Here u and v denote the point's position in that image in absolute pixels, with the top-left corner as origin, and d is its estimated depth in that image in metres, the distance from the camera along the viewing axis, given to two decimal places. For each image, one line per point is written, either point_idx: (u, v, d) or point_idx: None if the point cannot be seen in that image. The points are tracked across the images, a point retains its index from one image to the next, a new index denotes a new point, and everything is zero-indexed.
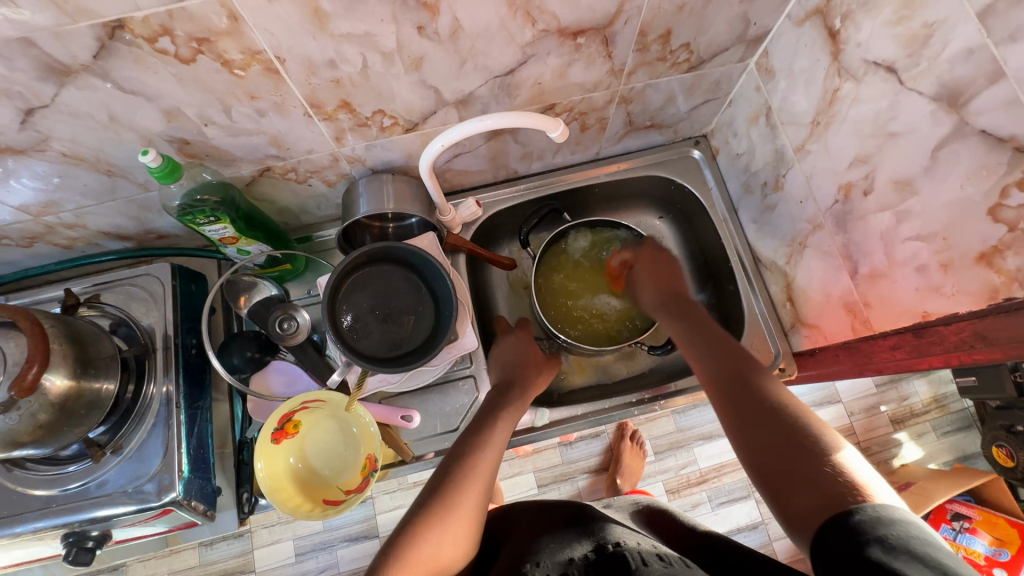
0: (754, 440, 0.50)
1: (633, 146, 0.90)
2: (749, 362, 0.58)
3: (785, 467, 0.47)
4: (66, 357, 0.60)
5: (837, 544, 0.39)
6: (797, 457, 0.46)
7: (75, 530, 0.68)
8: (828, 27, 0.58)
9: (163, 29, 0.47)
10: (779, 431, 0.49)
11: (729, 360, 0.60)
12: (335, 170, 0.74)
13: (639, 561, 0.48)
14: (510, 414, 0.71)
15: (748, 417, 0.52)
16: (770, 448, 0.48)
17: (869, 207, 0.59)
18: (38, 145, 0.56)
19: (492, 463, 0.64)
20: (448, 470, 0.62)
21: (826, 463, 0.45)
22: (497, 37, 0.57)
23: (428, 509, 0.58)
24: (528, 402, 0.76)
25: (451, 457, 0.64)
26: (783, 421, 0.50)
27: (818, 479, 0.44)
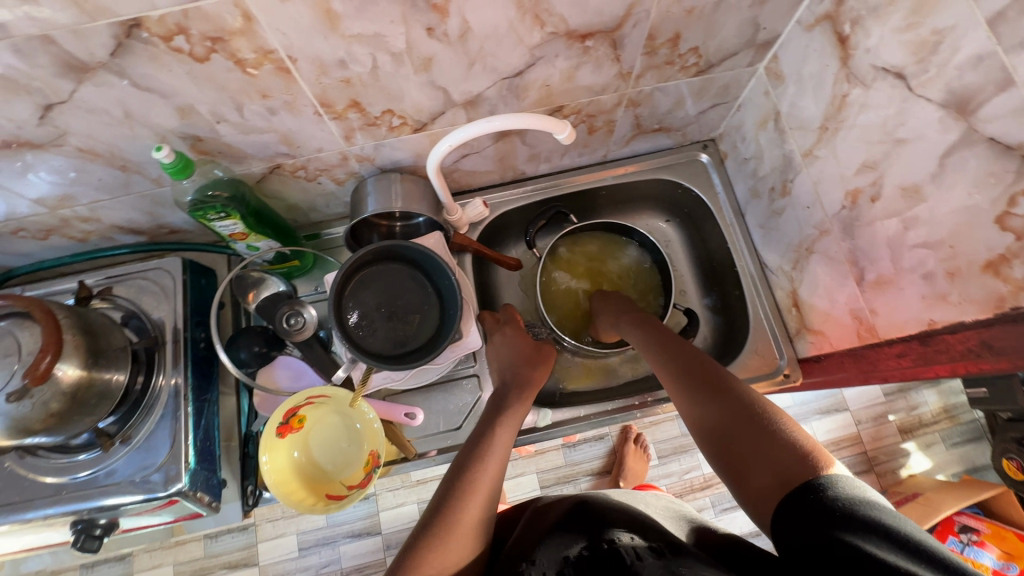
0: (718, 426, 0.55)
1: (641, 149, 0.90)
2: (707, 360, 0.64)
3: (744, 451, 0.51)
4: (78, 347, 0.62)
5: (797, 517, 0.43)
6: (753, 441, 0.51)
7: (83, 517, 0.70)
8: (837, 33, 0.58)
9: (178, 28, 0.48)
10: (740, 419, 0.54)
11: (696, 357, 0.65)
12: (344, 169, 0.75)
13: (632, 556, 0.48)
14: (511, 415, 0.70)
15: (709, 411, 0.57)
16: (730, 434, 0.53)
17: (876, 213, 0.59)
18: (56, 140, 0.58)
19: (497, 474, 0.61)
20: (451, 488, 0.59)
21: (779, 441, 0.50)
22: (506, 39, 0.58)
23: (430, 528, 0.55)
24: (529, 403, 0.74)
25: (453, 471, 0.61)
26: (737, 409, 0.55)
27: (773, 457, 0.49)
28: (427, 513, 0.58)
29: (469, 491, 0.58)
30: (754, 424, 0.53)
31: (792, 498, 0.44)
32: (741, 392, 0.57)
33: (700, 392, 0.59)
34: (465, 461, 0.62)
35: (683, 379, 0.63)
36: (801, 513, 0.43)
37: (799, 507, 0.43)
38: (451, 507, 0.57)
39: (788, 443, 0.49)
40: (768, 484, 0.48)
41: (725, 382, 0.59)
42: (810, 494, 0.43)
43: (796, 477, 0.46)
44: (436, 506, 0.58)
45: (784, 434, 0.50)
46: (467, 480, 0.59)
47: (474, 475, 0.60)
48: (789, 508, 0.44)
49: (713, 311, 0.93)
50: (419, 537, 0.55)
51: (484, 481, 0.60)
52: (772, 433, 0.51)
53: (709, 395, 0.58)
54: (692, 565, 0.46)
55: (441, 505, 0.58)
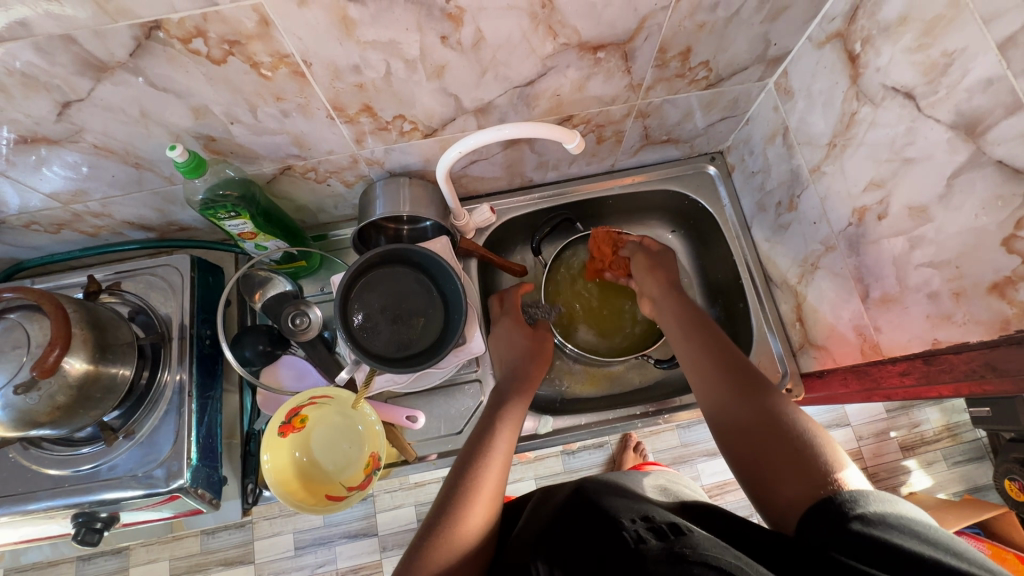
0: (752, 428, 0.55)
1: (649, 160, 0.90)
2: (738, 358, 0.64)
3: (772, 453, 0.52)
4: (85, 342, 0.63)
5: (821, 517, 0.43)
6: (781, 445, 0.52)
7: (85, 510, 0.70)
8: (848, 51, 0.59)
9: (197, 31, 0.48)
10: (775, 424, 0.54)
11: (727, 356, 0.64)
12: (354, 172, 0.76)
13: (635, 538, 0.47)
14: (510, 416, 0.69)
15: (738, 410, 0.57)
16: (763, 436, 0.54)
17: (882, 231, 0.59)
18: (73, 137, 0.58)
19: (500, 477, 0.61)
20: (451, 501, 0.57)
21: (809, 450, 0.50)
22: (518, 49, 0.58)
23: (440, 527, 0.55)
24: (529, 394, 0.74)
25: (453, 483, 0.60)
26: (769, 411, 0.55)
27: (803, 463, 0.49)
28: (427, 526, 0.56)
29: (471, 502, 0.57)
30: (786, 432, 0.53)
31: (824, 502, 0.44)
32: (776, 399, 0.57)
33: (731, 390, 0.60)
34: (466, 470, 0.60)
35: (715, 375, 0.63)
36: (829, 516, 0.43)
37: (826, 509, 0.43)
38: (462, 507, 0.56)
39: (817, 454, 0.50)
40: (793, 488, 0.48)
41: (760, 385, 0.59)
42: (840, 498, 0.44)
43: (826, 486, 0.46)
44: (435, 520, 0.56)
45: (813, 443, 0.51)
46: (469, 491, 0.58)
47: (477, 485, 0.59)
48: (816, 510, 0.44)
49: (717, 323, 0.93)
50: (419, 550, 0.54)
51: (488, 488, 0.59)
52: (802, 440, 0.52)
53: (740, 393, 0.59)
54: (696, 543, 0.44)
55: (442, 518, 0.56)
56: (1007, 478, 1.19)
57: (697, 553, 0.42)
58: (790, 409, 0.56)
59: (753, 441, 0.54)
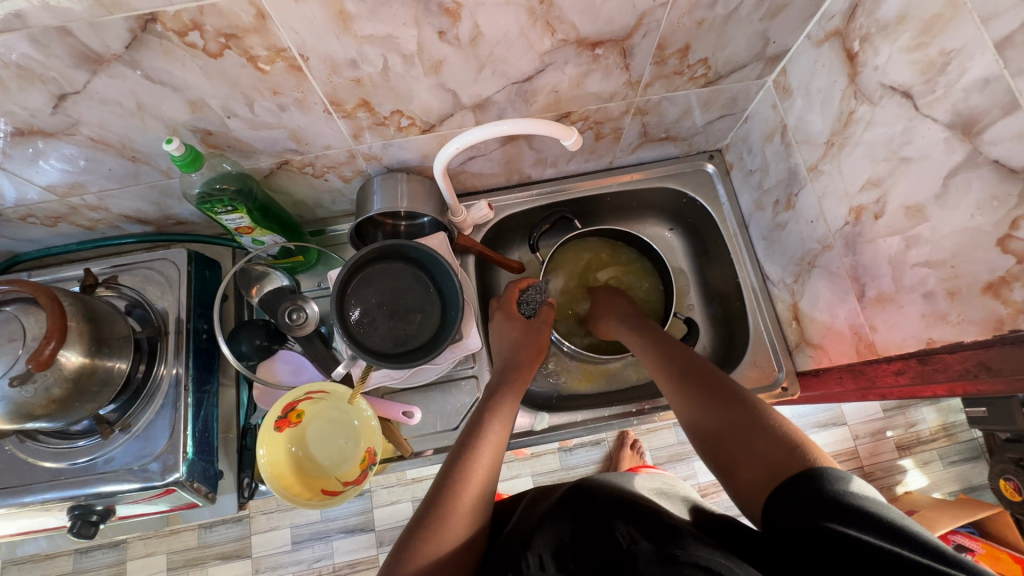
0: (715, 427, 0.56)
1: (647, 157, 0.90)
2: (700, 361, 0.65)
3: (737, 447, 0.52)
4: (82, 335, 0.63)
5: (793, 509, 0.43)
6: (744, 437, 0.52)
7: (81, 503, 0.70)
8: (846, 49, 0.58)
9: (194, 24, 0.48)
10: (734, 416, 0.55)
11: (685, 361, 0.66)
12: (351, 167, 0.76)
13: (628, 540, 0.48)
14: (502, 410, 0.68)
15: (700, 411, 0.58)
16: (727, 433, 0.54)
17: (878, 230, 0.59)
18: (69, 129, 0.58)
19: (489, 473, 0.61)
20: (437, 497, 0.57)
21: (768, 435, 0.51)
22: (516, 44, 0.58)
23: (426, 521, 0.55)
24: (522, 383, 0.74)
25: (440, 479, 0.59)
26: (728, 405, 0.56)
27: (765, 450, 0.50)
28: (412, 522, 0.56)
29: (456, 497, 0.57)
30: (746, 421, 0.53)
31: (789, 489, 0.45)
32: (733, 392, 0.58)
33: (691, 394, 0.61)
34: (453, 465, 0.60)
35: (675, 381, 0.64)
36: (801, 506, 0.43)
37: (796, 500, 0.44)
38: (449, 500, 0.57)
39: (779, 436, 0.50)
40: (761, 479, 0.48)
41: (718, 382, 0.60)
42: (808, 485, 0.44)
43: (789, 469, 0.46)
44: (421, 516, 0.56)
45: (773, 427, 0.51)
46: (455, 485, 0.58)
47: (464, 480, 0.58)
48: (785, 502, 0.44)
49: (714, 321, 0.93)
50: (405, 546, 0.54)
51: (475, 483, 0.59)
52: (761, 427, 0.52)
53: (700, 394, 0.60)
54: (686, 544, 0.45)
55: (426, 514, 0.56)
56: (1002, 478, 1.21)
57: (688, 555, 0.43)
58: (751, 399, 0.56)
59: (719, 441, 0.55)
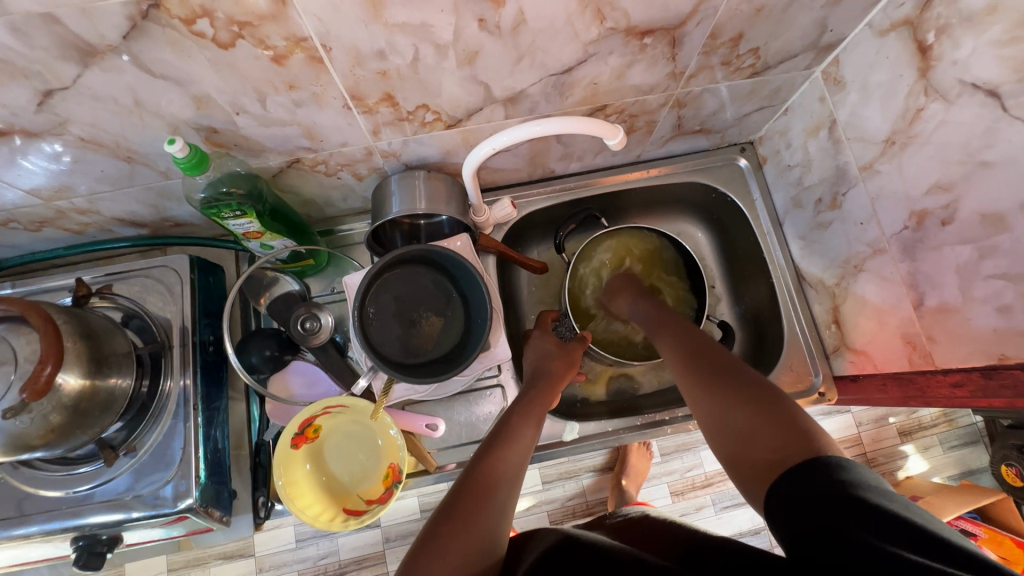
0: (732, 415, 0.53)
1: (676, 151, 0.85)
2: (720, 349, 0.63)
3: (753, 438, 0.50)
4: (79, 356, 0.57)
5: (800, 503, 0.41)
6: (752, 426, 0.51)
7: (85, 534, 0.65)
8: (918, 40, 0.54)
9: (203, 10, 0.42)
10: (754, 407, 0.52)
11: (708, 349, 0.63)
12: (367, 164, 0.70)
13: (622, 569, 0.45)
14: (521, 429, 0.64)
15: (718, 400, 0.56)
16: (744, 422, 0.52)
17: (945, 237, 0.55)
18: (56, 129, 0.51)
19: (503, 493, 0.56)
20: (443, 519, 0.53)
21: (782, 422, 0.49)
22: (561, 34, 0.53)
23: (466, 495, 0.55)
24: (557, 396, 0.74)
25: (450, 498, 0.55)
26: (740, 391, 0.55)
27: (775, 441, 0.48)
28: (415, 547, 0.51)
29: (471, 519, 0.52)
30: (765, 414, 0.51)
31: (802, 480, 0.42)
32: (755, 386, 0.55)
33: (704, 379, 0.59)
34: (468, 484, 0.56)
35: (693, 367, 0.62)
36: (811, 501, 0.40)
37: (804, 488, 0.41)
38: (483, 480, 0.57)
39: (796, 426, 0.48)
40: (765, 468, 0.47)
41: (742, 374, 0.57)
42: (818, 479, 0.41)
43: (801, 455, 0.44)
44: (427, 535, 0.51)
45: (786, 413, 0.50)
46: (465, 508, 0.53)
47: (477, 500, 0.54)
48: (791, 492, 0.42)
49: (743, 322, 0.90)
50: (440, 524, 0.52)
51: (504, 474, 0.58)
52: (776, 412, 0.50)
53: (711, 381, 0.58)
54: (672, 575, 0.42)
55: (433, 535, 0.51)
56: (1003, 464, 1.23)
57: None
58: (774, 390, 0.53)
59: (728, 428, 0.53)
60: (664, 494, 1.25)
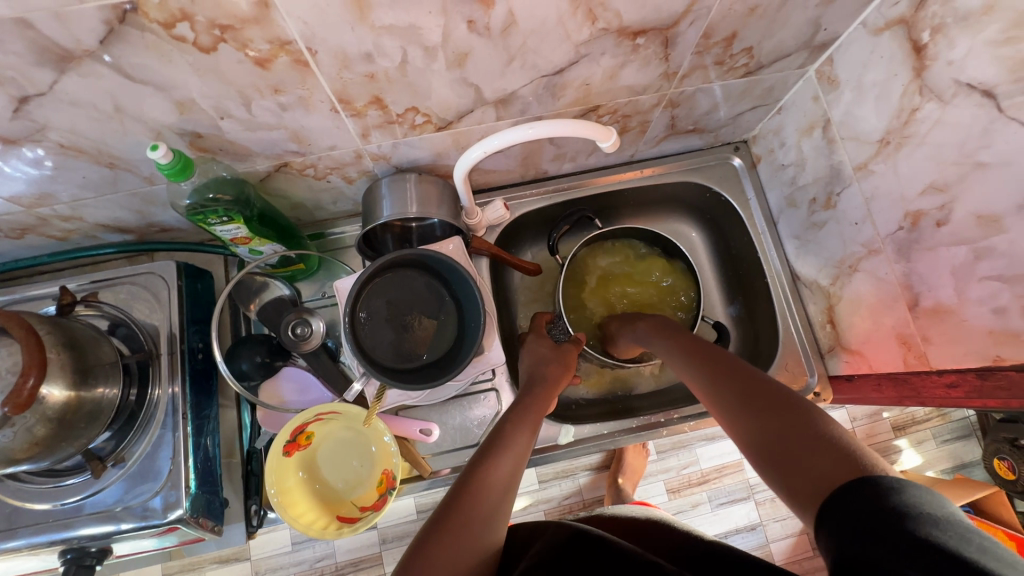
0: (768, 434, 0.50)
1: (670, 150, 0.84)
2: (744, 366, 0.60)
3: (792, 459, 0.46)
4: (63, 367, 0.56)
5: (849, 530, 0.38)
6: (790, 451, 0.47)
7: (73, 546, 0.64)
8: (912, 40, 0.53)
9: (182, 14, 0.40)
10: (791, 426, 0.49)
11: (734, 368, 0.60)
12: (357, 167, 0.69)
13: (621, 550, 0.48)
14: (516, 430, 0.64)
15: (752, 422, 0.53)
16: (782, 442, 0.48)
17: (940, 238, 0.55)
18: (34, 135, 0.50)
19: (492, 502, 0.55)
20: (432, 529, 0.52)
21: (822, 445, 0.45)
22: (552, 35, 0.52)
23: (459, 495, 0.55)
24: (555, 398, 0.73)
25: (442, 506, 0.54)
26: (774, 410, 0.52)
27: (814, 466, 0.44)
28: (405, 556, 0.50)
29: (462, 531, 0.51)
30: (803, 433, 0.48)
31: (848, 504, 0.39)
32: (789, 404, 0.51)
33: (736, 401, 0.56)
34: (460, 492, 0.55)
35: (720, 389, 0.59)
36: (860, 527, 0.37)
37: (846, 513, 0.39)
38: (476, 481, 0.56)
39: (838, 445, 0.44)
40: (806, 496, 0.43)
41: (773, 392, 0.54)
42: (865, 501, 0.38)
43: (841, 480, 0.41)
44: (417, 546, 0.50)
45: (826, 433, 0.46)
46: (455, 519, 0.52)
47: (468, 510, 0.53)
48: (832, 521, 0.39)
49: (738, 321, 0.90)
50: (435, 525, 0.52)
51: (496, 475, 0.57)
52: (812, 432, 0.47)
53: (744, 404, 0.55)
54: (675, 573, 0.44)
55: (422, 545, 0.50)
56: (995, 458, 1.24)
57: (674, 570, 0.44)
58: (811, 409, 0.50)
59: (766, 454, 0.50)
60: (660, 491, 1.24)
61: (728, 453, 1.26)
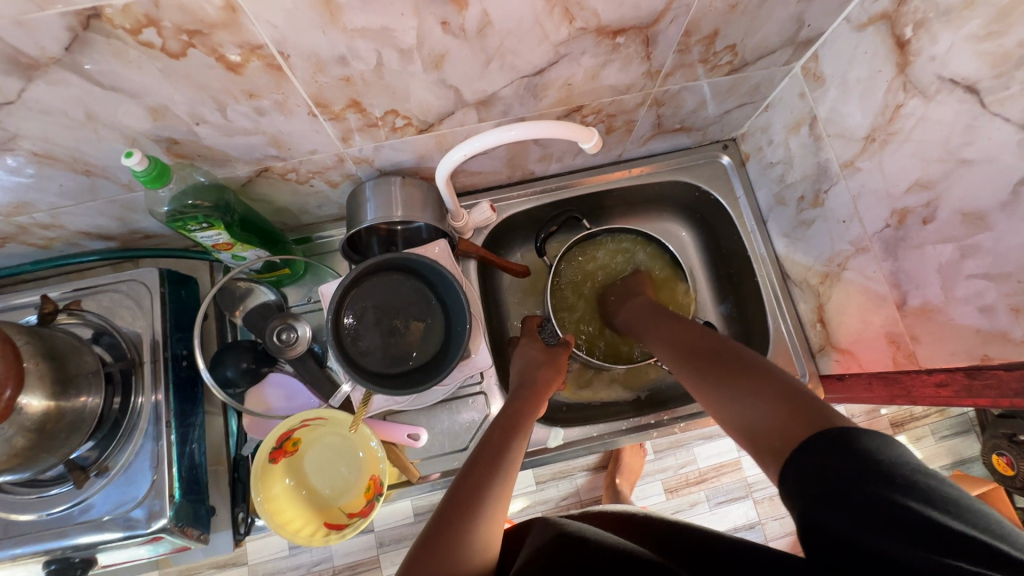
0: (742, 404, 0.51)
1: (658, 149, 0.84)
2: (719, 342, 0.61)
3: (765, 424, 0.47)
4: (42, 377, 0.55)
5: (820, 489, 0.38)
6: (760, 418, 0.49)
7: (57, 556, 0.63)
8: (895, 36, 0.52)
9: (148, 19, 0.40)
10: (761, 394, 0.50)
11: (708, 346, 0.62)
12: (340, 171, 0.68)
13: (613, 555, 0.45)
14: (512, 437, 0.64)
15: (725, 392, 0.54)
16: (755, 410, 0.50)
17: (926, 236, 0.54)
18: (6, 144, 0.49)
19: (487, 505, 0.54)
20: (425, 547, 0.50)
21: (784, 409, 0.47)
22: (529, 35, 0.51)
23: (461, 494, 0.55)
24: (544, 402, 0.72)
25: (433, 524, 0.53)
26: (747, 381, 0.53)
27: (778, 430, 0.46)
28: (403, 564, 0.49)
29: (461, 527, 0.51)
30: (773, 399, 0.49)
31: (815, 460, 0.40)
32: (760, 374, 0.53)
33: (707, 373, 0.58)
34: (455, 500, 0.55)
35: (697, 365, 0.60)
36: (828, 486, 0.38)
37: (815, 470, 0.39)
38: (475, 480, 0.57)
39: (805, 406, 0.46)
40: (776, 459, 0.44)
41: (746, 364, 0.55)
42: (830, 457, 0.39)
43: (801, 438, 0.43)
44: (421, 544, 0.51)
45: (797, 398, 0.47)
46: (450, 530, 0.51)
47: (462, 521, 0.52)
48: (797, 480, 0.40)
49: (729, 320, 0.89)
50: (440, 525, 0.52)
51: (491, 472, 0.58)
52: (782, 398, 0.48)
53: (715, 376, 0.57)
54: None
55: (418, 560, 0.49)
56: (994, 453, 1.23)
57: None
58: (779, 377, 0.52)
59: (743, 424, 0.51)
60: (657, 491, 1.24)
61: (725, 452, 1.25)
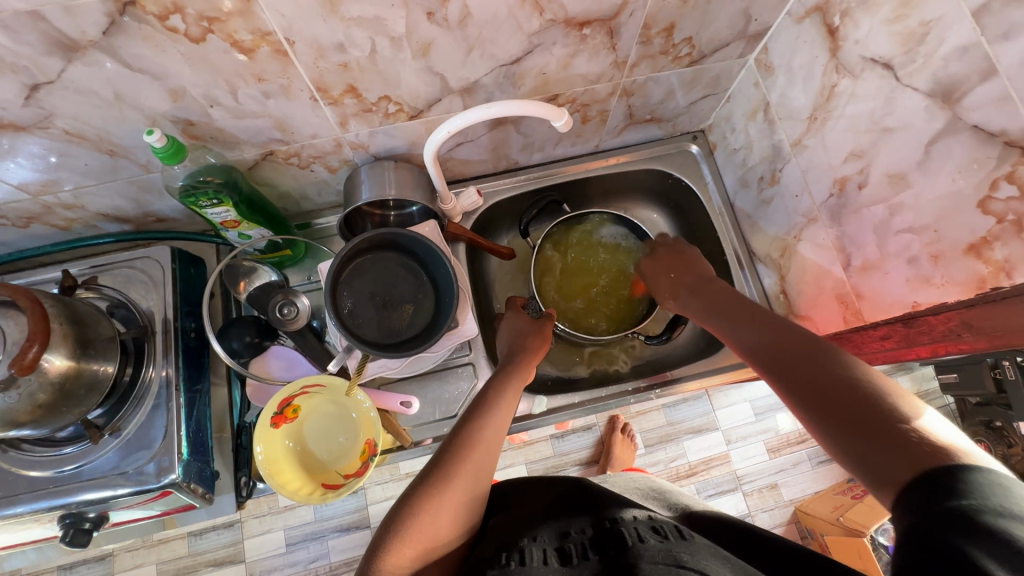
0: (815, 390, 0.44)
1: (632, 139, 0.91)
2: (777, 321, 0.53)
3: (852, 421, 0.40)
4: (66, 337, 0.61)
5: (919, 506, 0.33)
6: (840, 408, 0.41)
7: (72, 511, 0.68)
8: (827, 24, 0.60)
9: (174, 6, 0.47)
10: (838, 384, 0.43)
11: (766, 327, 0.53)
12: (338, 156, 0.75)
13: (635, 536, 0.45)
14: (502, 396, 0.66)
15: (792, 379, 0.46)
16: (832, 401, 0.42)
17: (863, 200, 0.61)
18: (42, 122, 0.56)
19: (469, 495, 0.55)
20: (392, 527, 0.51)
21: (873, 408, 0.40)
22: (505, 26, 0.58)
23: (445, 450, 0.58)
24: (532, 367, 0.76)
25: (403, 498, 0.54)
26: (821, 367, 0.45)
27: (869, 435, 0.38)
28: (394, 509, 0.53)
29: (443, 487, 0.53)
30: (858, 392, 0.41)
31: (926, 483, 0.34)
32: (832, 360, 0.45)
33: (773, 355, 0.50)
34: (442, 456, 0.57)
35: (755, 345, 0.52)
36: (924, 505, 0.33)
37: (925, 493, 0.33)
38: (463, 441, 0.58)
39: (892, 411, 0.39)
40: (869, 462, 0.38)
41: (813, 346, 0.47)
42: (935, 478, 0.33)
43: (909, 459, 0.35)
44: (408, 492, 0.54)
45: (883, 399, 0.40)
46: (416, 509, 0.52)
47: (434, 495, 0.53)
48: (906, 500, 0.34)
49: None
50: (423, 479, 0.55)
51: (479, 442, 0.58)
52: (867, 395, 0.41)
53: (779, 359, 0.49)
54: (695, 551, 0.42)
55: (402, 510, 0.52)
56: (973, 440, 1.28)
57: (695, 561, 0.41)
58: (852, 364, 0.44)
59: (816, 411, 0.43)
60: None
61: (714, 445, 1.29)
